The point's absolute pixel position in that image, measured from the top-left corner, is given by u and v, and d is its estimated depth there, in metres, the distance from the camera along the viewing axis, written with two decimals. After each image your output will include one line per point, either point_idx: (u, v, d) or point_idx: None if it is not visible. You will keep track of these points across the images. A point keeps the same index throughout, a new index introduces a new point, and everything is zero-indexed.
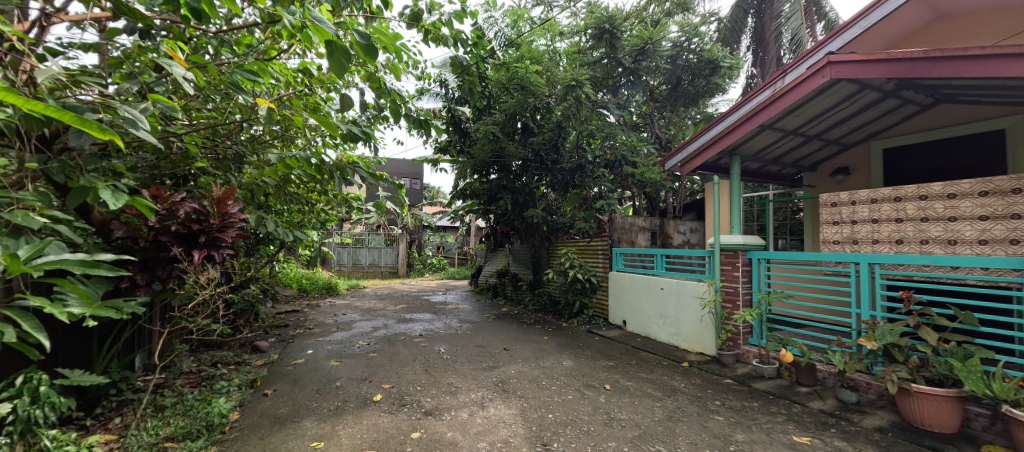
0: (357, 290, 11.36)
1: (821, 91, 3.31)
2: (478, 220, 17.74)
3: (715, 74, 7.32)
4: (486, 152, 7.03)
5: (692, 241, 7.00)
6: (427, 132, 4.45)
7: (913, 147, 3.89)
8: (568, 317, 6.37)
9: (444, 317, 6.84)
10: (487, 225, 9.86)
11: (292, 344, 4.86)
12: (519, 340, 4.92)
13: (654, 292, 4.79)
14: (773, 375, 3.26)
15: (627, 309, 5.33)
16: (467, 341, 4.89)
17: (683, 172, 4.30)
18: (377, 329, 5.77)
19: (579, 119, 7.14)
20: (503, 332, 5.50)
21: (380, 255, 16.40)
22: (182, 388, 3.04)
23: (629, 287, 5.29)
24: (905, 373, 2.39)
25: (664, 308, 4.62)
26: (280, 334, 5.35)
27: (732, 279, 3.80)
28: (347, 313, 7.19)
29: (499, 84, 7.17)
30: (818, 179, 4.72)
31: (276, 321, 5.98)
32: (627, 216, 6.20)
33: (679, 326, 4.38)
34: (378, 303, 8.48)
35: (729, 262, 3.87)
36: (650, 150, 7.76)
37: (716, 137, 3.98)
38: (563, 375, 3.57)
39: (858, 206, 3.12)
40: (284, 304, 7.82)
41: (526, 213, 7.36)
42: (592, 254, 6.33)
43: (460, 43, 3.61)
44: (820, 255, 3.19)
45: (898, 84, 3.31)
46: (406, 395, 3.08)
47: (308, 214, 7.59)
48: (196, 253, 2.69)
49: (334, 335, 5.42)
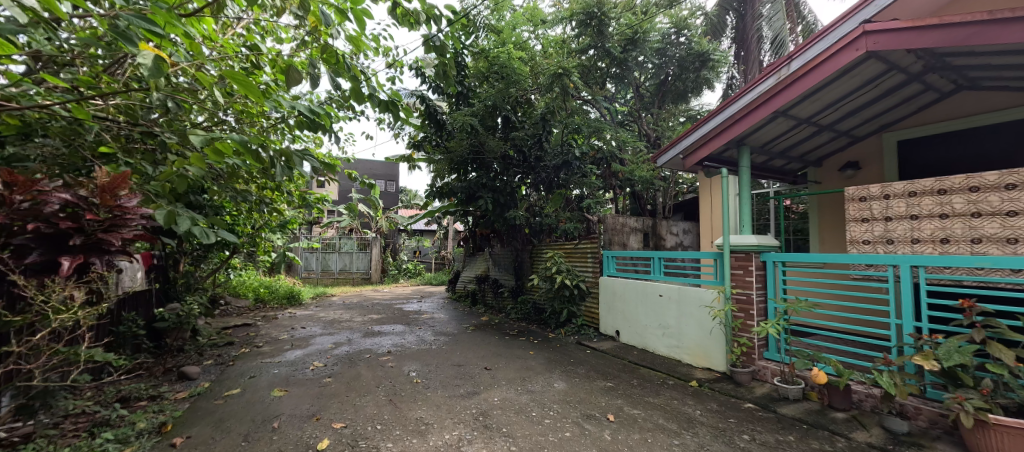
0: (324, 299, 10.47)
1: (845, 71, 2.96)
2: (456, 223, 16.99)
3: (704, 67, 6.96)
4: (463, 147, 6.42)
5: (684, 243, 6.61)
6: (394, 116, 3.72)
7: (931, 139, 3.62)
8: (555, 327, 5.82)
9: (417, 329, 6.13)
10: (465, 228, 9.22)
11: (232, 367, 4.06)
12: (502, 356, 4.32)
13: (652, 300, 4.32)
14: (799, 397, 2.81)
15: (621, 318, 4.84)
16: (442, 359, 4.24)
17: (686, 164, 3.88)
18: (338, 345, 5.01)
19: (564, 111, 6.65)
20: (484, 346, 4.87)
21: (352, 260, 15.45)
22: (51, 443, 2.24)
23: (622, 294, 4.81)
24: (979, 401, 1.95)
25: (663, 317, 4.16)
26: (220, 354, 4.51)
27: (744, 285, 3.35)
28: (308, 326, 6.37)
29: (477, 75, 6.62)
30: (824, 174, 4.39)
31: (219, 338, 5.13)
32: (619, 216, 5.71)
33: (681, 337, 3.91)
34: (345, 314, 7.67)
35: (740, 265, 3.42)
36: (638, 148, 7.36)
37: (720, 126, 3.59)
38: (556, 402, 2.99)
39: (893, 201, 2.76)
40: (234, 318, 6.90)
41: (508, 214, 6.78)
42: (580, 258, 5.81)
43: (435, 20, 2.94)
44: (851, 256, 2.80)
45: (926, 65, 3.00)
46: (361, 439, 2.41)
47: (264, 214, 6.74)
48: (66, 262, 1.95)
49: (286, 354, 4.64)
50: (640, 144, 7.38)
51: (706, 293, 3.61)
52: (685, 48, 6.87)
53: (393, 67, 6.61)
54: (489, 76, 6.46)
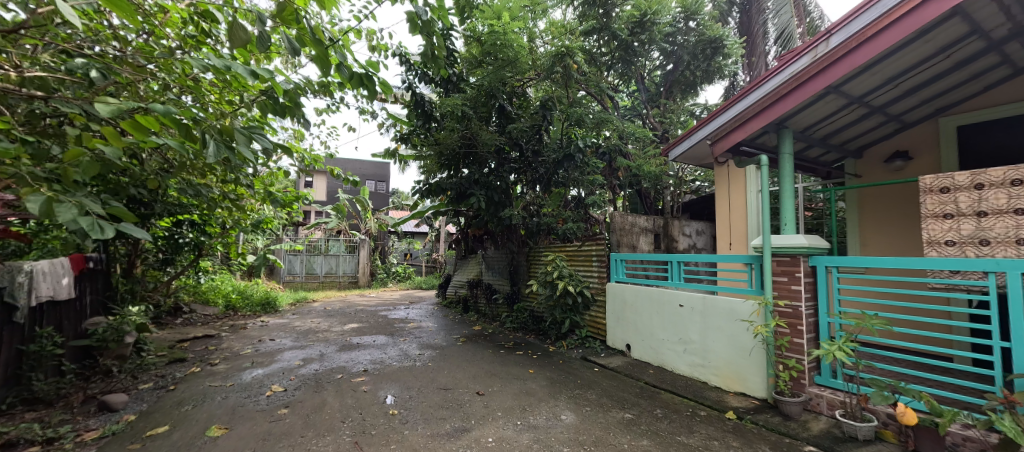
0: (305, 306, 9.70)
1: (922, 33, 2.41)
2: (448, 224, 16.23)
3: (716, 55, 6.43)
4: (454, 139, 5.82)
5: (697, 245, 6.02)
6: (369, 94, 3.07)
7: (999, 123, 3.11)
8: (556, 339, 5.21)
9: (401, 341, 5.46)
10: (458, 229, 8.59)
11: (173, 392, 3.37)
12: (497, 377, 3.69)
13: (670, 311, 3.74)
14: (871, 438, 2.23)
15: (632, 331, 4.25)
16: (427, 380, 3.61)
17: (716, 151, 3.31)
18: (308, 362, 4.33)
19: (566, 100, 6.08)
20: (477, 363, 4.24)
21: (339, 263, 14.64)
22: None
23: (633, 303, 4.23)
24: None
25: (683, 331, 3.60)
26: (162, 374, 3.77)
27: (790, 295, 2.79)
28: (277, 338, 5.65)
29: (470, 60, 6.03)
30: (864, 166, 3.87)
31: (169, 354, 4.42)
32: (627, 214, 5.12)
33: (707, 356, 3.34)
34: (323, 322, 6.96)
35: (785, 272, 2.85)
36: (644, 142, 6.79)
37: (758, 106, 3.02)
38: (566, 443, 2.38)
39: (988, 192, 2.21)
40: (197, 328, 6.16)
41: (503, 213, 6.14)
42: (584, 262, 5.19)
43: None
44: (934, 261, 2.25)
45: (1014, 28, 2.48)
46: None
47: (234, 211, 6.07)
48: None
49: (245, 372, 3.95)
50: (646, 139, 6.83)
51: (738, 303, 3.08)
52: (695, 34, 6.31)
53: (376, 50, 6.00)
54: (483, 61, 5.88)
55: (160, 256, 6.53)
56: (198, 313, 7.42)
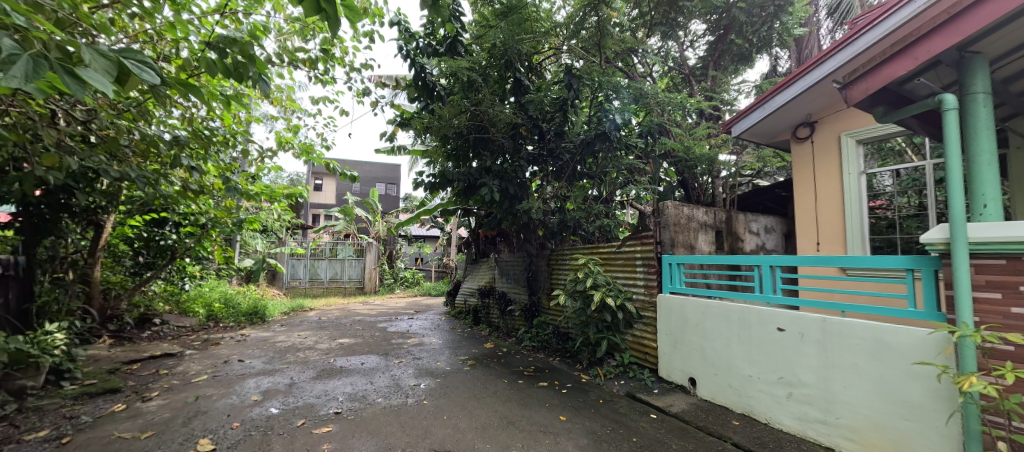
0: (299, 315, 8.77)
1: None
2: (459, 228, 15.33)
3: (782, 13, 5.29)
4: (460, 116, 4.82)
5: (766, 246, 4.83)
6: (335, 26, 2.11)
7: None
8: (589, 365, 4.11)
9: (397, 363, 4.45)
10: (468, 228, 7.63)
11: (60, 448, 2.39)
12: (516, 429, 2.62)
13: (763, 337, 2.63)
14: None
15: (697, 360, 3.13)
16: (419, 433, 2.56)
17: (852, 103, 2.22)
18: (272, 395, 3.35)
19: (595, 70, 5.05)
20: (488, 401, 3.18)
21: (344, 267, 13.82)
22: None
23: (700, 324, 3.11)
24: None
25: (787, 369, 2.48)
26: (68, 416, 2.82)
27: (1015, 326, 1.64)
28: (248, 358, 4.67)
29: (481, 24, 5.06)
30: None
31: (99, 383, 3.49)
32: (682, 205, 3.99)
33: (834, 408, 2.23)
34: (311, 337, 5.99)
35: (999, 285, 1.70)
36: (689, 124, 5.68)
37: (930, 21, 1.89)
38: None
39: None
40: (162, 343, 5.27)
41: (519, 207, 5.08)
42: (624, 267, 4.10)
43: None
44: None
45: None
46: None
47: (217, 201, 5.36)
48: None
49: (180, 412, 2.96)
50: (692, 119, 5.70)
51: (899, 333, 1.96)
52: None
53: (371, 17, 5.11)
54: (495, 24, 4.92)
55: (140, 259, 6.12)
56: (172, 324, 6.38)
